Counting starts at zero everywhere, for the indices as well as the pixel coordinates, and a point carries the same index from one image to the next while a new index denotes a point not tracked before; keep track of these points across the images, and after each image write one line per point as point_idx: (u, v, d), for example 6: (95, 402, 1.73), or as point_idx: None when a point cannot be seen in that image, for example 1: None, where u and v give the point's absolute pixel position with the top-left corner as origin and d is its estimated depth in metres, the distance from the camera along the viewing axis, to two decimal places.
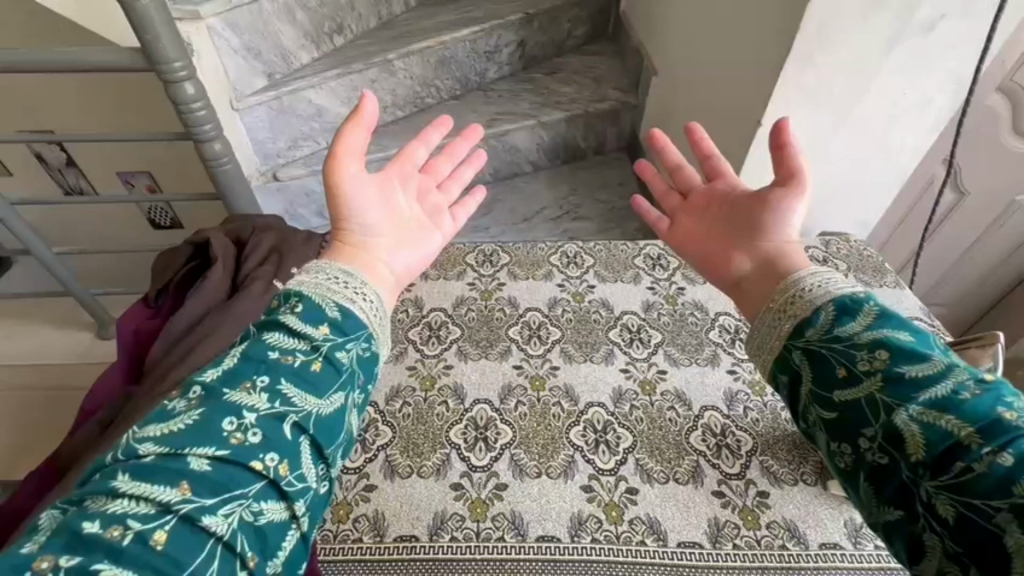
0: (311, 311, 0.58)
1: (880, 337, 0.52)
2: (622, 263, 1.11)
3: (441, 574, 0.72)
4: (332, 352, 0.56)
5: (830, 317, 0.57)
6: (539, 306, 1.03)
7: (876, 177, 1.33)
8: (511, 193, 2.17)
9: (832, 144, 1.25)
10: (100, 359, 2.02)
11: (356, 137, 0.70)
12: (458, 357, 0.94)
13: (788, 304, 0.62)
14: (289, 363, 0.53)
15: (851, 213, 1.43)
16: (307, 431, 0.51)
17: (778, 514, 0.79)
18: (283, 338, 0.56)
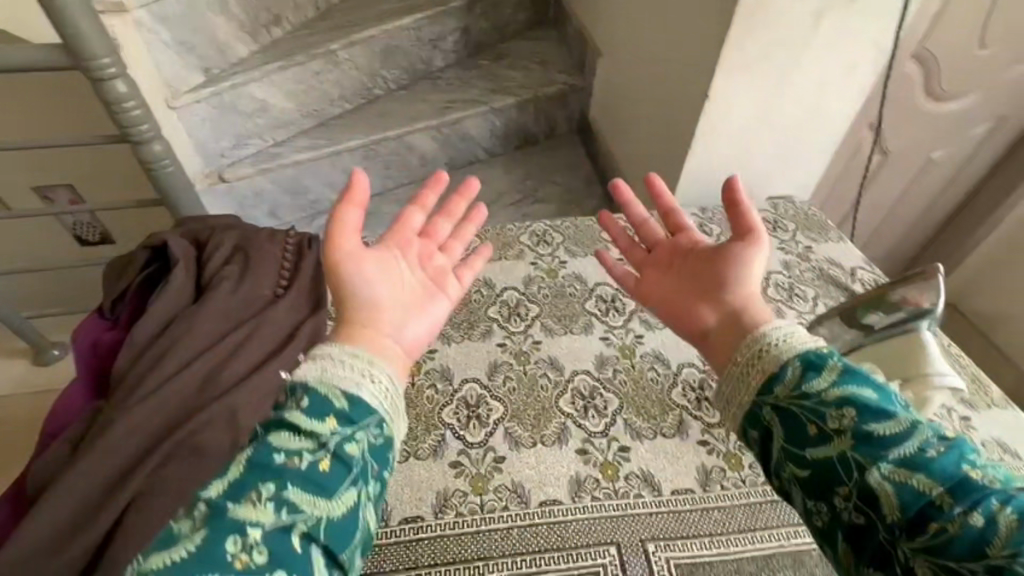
0: (319, 404, 0.56)
1: (845, 393, 0.54)
2: (590, 238, 1.14)
3: (450, 549, 0.72)
4: (341, 448, 0.54)
5: (797, 372, 0.58)
6: (515, 284, 1.04)
7: (812, 143, 1.42)
8: (468, 180, 2.16)
9: (772, 113, 1.32)
10: (40, 387, 1.86)
11: (353, 219, 0.73)
12: (442, 342, 0.94)
13: (755, 358, 0.63)
14: (296, 467, 0.51)
15: (789, 179, 1.50)
16: (318, 537, 0.50)
17: (758, 455, 0.83)
18: (290, 440, 0.53)
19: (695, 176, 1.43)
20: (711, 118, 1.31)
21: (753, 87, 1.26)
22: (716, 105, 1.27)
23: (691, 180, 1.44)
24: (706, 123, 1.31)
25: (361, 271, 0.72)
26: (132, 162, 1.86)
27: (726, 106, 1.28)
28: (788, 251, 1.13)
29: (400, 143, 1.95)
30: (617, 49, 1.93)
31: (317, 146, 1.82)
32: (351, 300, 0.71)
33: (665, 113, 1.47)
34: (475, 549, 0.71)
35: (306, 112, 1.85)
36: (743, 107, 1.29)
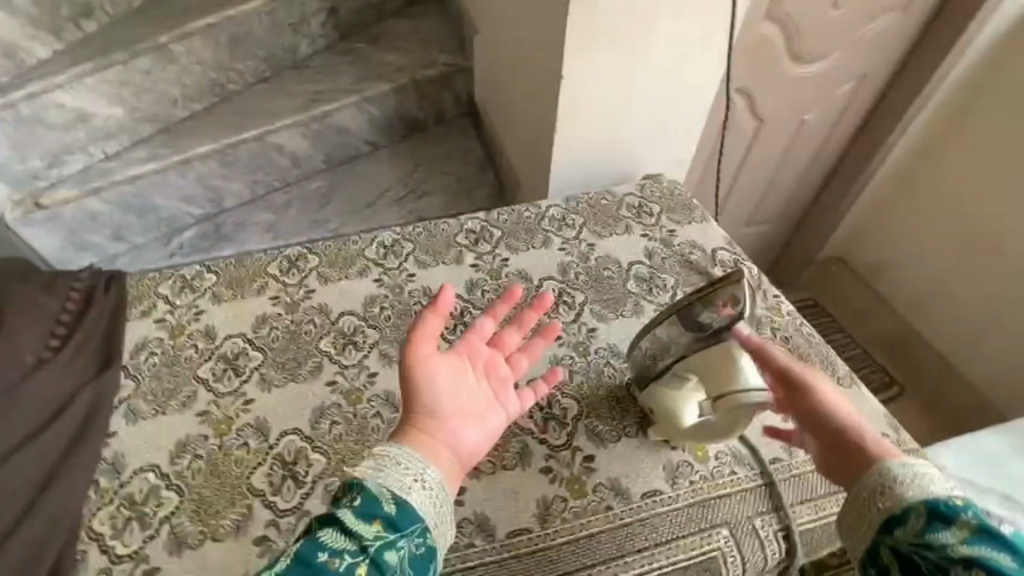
0: (368, 503, 0.54)
1: (978, 555, 0.47)
2: (444, 243, 1.05)
3: None
4: (380, 554, 0.52)
5: (918, 523, 0.52)
6: (354, 308, 0.93)
7: (684, 124, 1.29)
8: (351, 177, 1.99)
9: (639, 89, 1.19)
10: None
11: (433, 329, 0.63)
12: (260, 388, 0.81)
13: (873, 497, 0.56)
14: (335, 568, 0.50)
15: (662, 168, 1.38)
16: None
17: (603, 475, 0.72)
18: (335, 535, 0.52)
19: (567, 164, 1.30)
20: (568, 99, 1.17)
21: (611, 60, 1.12)
22: (573, 83, 1.14)
23: (564, 168, 1.30)
24: (567, 104, 1.18)
25: (437, 382, 0.62)
26: None
27: (585, 83, 1.15)
28: (651, 237, 1.08)
29: (262, 144, 1.76)
30: (490, 25, 1.80)
31: (157, 156, 1.61)
32: (417, 409, 0.61)
33: (533, 95, 1.33)
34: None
35: (142, 117, 1.61)
36: (604, 83, 1.16)
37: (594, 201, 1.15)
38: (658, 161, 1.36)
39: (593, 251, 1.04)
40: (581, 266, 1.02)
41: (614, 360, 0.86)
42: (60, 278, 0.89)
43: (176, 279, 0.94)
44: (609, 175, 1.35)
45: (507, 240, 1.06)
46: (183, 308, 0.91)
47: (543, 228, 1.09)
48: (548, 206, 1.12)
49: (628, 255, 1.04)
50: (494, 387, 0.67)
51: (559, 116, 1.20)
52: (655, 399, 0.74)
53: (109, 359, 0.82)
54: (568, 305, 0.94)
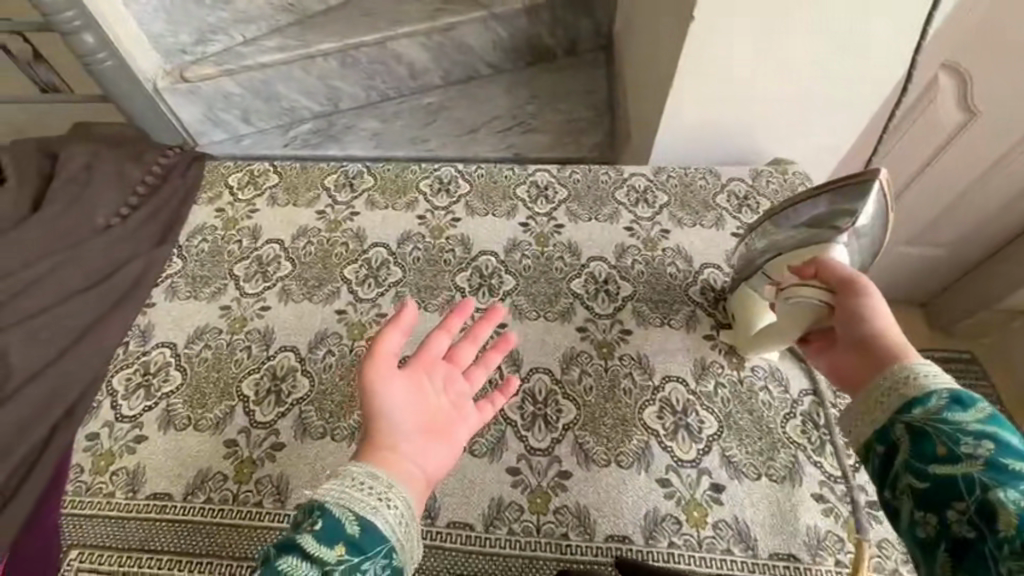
0: (330, 528, 0.45)
1: (985, 429, 0.39)
2: (501, 193, 0.96)
3: (179, 538, 0.62)
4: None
5: (937, 401, 0.43)
6: (387, 241, 0.89)
7: (844, 100, 1.00)
8: (462, 99, 1.91)
9: (790, 48, 0.91)
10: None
11: (395, 342, 0.52)
12: (278, 298, 0.82)
13: (892, 390, 0.46)
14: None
15: (797, 149, 1.11)
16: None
17: (572, 499, 0.64)
18: (294, 561, 0.44)
19: (676, 127, 1.07)
20: (698, 52, 0.92)
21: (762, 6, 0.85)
22: (705, 33, 0.89)
23: (672, 130, 1.08)
24: (690, 59, 0.93)
25: (396, 397, 0.52)
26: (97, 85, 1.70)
27: (722, 36, 0.89)
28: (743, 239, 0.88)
29: (383, 50, 1.75)
30: None
31: (288, 47, 1.67)
32: (381, 430, 0.51)
33: (659, 35, 1.08)
34: (204, 544, 0.62)
35: (280, 6, 1.68)
36: (745, 37, 0.89)
37: (689, 179, 0.96)
38: (793, 139, 1.08)
39: (664, 240, 0.88)
40: (642, 253, 0.87)
41: (637, 374, 0.73)
42: (144, 149, 0.96)
43: (245, 172, 0.98)
44: (725, 145, 1.11)
45: (570, 203, 0.94)
46: (242, 204, 0.94)
47: (617, 200, 0.94)
48: (631, 173, 0.96)
49: (705, 255, 0.86)
50: (460, 400, 0.57)
51: (677, 70, 0.96)
52: (740, 303, 0.74)
53: (167, 235, 0.88)
54: (608, 296, 0.82)
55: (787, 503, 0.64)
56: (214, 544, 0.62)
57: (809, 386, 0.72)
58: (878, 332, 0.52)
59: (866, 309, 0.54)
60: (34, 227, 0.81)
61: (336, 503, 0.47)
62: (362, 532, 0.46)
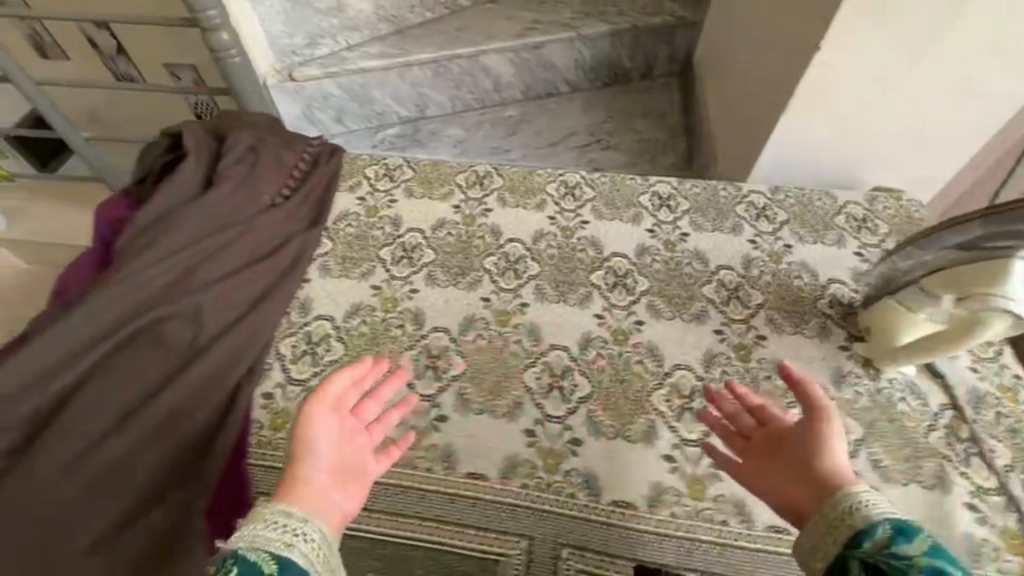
0: (247, 572, 0.43)
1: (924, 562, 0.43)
2: (625, 200, 1.00)
3: (363, 494, 0.69)
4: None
5: (883, 533, 0.46)
6: (521, 237, 0.94)
7: (950, 132, 1.07)
8: (541, 114, 1.98)
9: (914, 70, 0.96)
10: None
11: (337, 386, 0.58)
12: (426, 283, 0.88)
13: (838, 522, 0.49)
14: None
15: (898, 175, 1.18)
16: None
17: (729, 488, 0.68)
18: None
19: (786, 138, 1.13)
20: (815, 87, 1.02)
21: (895, 27, 0.91)
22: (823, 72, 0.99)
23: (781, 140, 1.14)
24: (815, 73, 0.99)
25: (323, 437, 0.55)
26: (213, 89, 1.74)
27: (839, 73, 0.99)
28: (865, 259, 0.92)
29: (474, 63, 1.83)
30: None
31: (388, 55, 1.76)
32: (293, 470, 0.53)
33: (768, 50, 1.14)
34: (386, 501, 0.68)
35: (383, 16, 1.78)
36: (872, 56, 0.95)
37: (808, 199, 1.00)
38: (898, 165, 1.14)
39: (788, 254, 0.92)
40: (768, 265, 0.90)
41: (777, 378, 0.77)
42: (295, 139, 1.02)
43: (382, 164, 1.05)
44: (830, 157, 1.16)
45: (692, 214, 0.98)
46: (381, 193, 1.01)
47: (737, 214, 0.98)
48: (750, 190, 1.01)
49: (830, 272, 0.90)
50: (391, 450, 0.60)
51: (798, 83, 1.02)
52: (884, 313, 0.75)
53: (319, 218, 0.93)
54: (741, 302, 0.86)
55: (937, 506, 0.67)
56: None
57: (948, 402, 0.74)
58: (828, 451, 0.55)
59: (814, 426, 0.56)
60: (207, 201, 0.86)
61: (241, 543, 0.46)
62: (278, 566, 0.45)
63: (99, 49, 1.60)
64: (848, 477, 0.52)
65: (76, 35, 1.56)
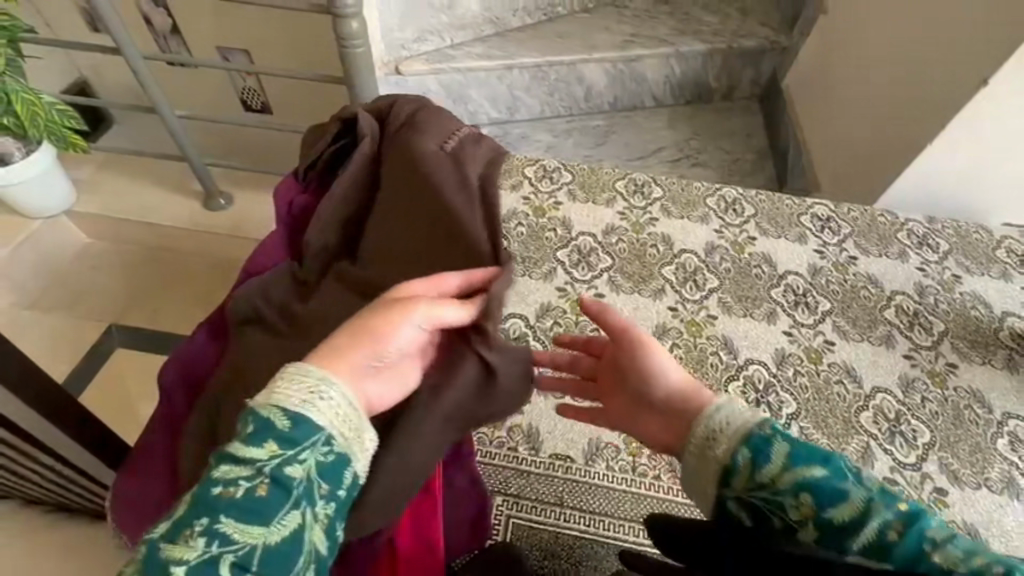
0: (258, 428, 0.45)
1: (800, 478, 0.44)
2: (787, 218, 1.00)
3: (592, 497, 0.68)
4: (280, 471, 0.44)
5: (743, 458, 0.47)
6: (694, 249, 0.94)
7: None
8: (627, 125, 1.98)
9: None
10: (198, 228, 1.85)
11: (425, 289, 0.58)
12: (610, 288, 0.88)
13: (702, 452, 0.50)
14: (230, 497, 0.43)
15: None
16: (250, 569, 0.41)
17: (957, 514, 0.69)
18: (227, 468, 0.44)
19: (936, 164, 1.14)
20: (965, 127, 1.06)
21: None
22: (977, 114, 1.04)
23: (930, 163, 1.14)
24: (986, 97, 1.01)
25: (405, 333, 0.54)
26: (321, 94, 1.69)
27: (992, 114, 1.04)
28: None
29: (571, 71, 1.84)
30: (845, 4, 1.63)
31: (489, 56, 1.76)
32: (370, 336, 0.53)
33: (903, 81, 1.17)
34: (619, 508, 0.68)
35: (488, 18, 1.80)
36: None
37: (964, 232, 1.01)
38: None
39: (959, 284, 0.93)
40: (943, 294, 0.91)
41: (977, 406, 0.77)
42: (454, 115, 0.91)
43: (540, 166, 1.05)
44: (974, 185, 1.17)
45: (856, 238, 0.98)
46: (544, 195, 1.01)
47: (901, 240, 0.98)
48: (908, 218, 1.01)
49: (1003, 304, 0.91)
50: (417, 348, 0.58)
51: (961, 111, 1.04)
52: None
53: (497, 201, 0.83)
54: (924, 329, 0.86)
55: None
56: (626, 509, 0.68)
57: None
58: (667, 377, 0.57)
59: (643, 353, 0.59)
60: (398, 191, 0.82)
61: (259, 403, 0.46)
62: (294, 426, 0.45)
63: (152, 26, 1.67)
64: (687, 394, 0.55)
65: (133, 10, 1.63)
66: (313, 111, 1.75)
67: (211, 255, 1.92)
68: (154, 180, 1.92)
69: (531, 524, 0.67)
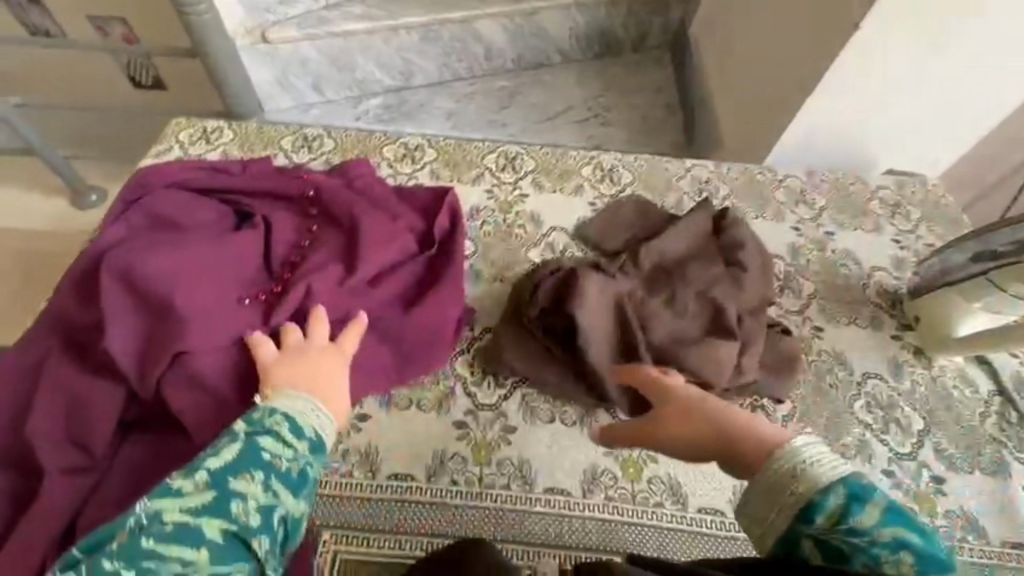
0: (293, 426, 0.54)
1: (899, 536, 0.41)
2: (665, 184, 0.96)
3: (436, 518, 0.61)
4: (313, 466, 0.54)
5: (835, 503, 0.42)
6: (565, 225, 0.88)
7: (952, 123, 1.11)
8: (534, 84, 1.87)
9: (937, 56, 0.98)
10: (69, 231, 1.69)
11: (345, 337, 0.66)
12: (468, 278, 0.80)
13: (781, 488, 0.45)
14: (277, 464, 0.52)
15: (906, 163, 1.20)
16: (277, 530, 0.50)
17: None
18: (275, 442, 0.53)
19: (810, 121, 1.12)
20: (833, 83, 1.03)
21: (907, 41, 0.95)
22: (842, 69, 1.01)
23: (796, 137, 1.15)
24: (829, 84, 1.03)
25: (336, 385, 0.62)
26: (177, 72, 1.50)
27: (857, 70, 1.01)
28: (903, 245, 0.92)
29: (465, 29, 1.71)
30: None
31: (374, 17, 1.62)
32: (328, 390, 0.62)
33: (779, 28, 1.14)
34: (465, 527, 0.61)
35: None
36: (886, 68, 1.00)
37: (839, 184, 0.99)
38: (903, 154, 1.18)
39: (832, 241, 0.91)
40: (815, 253, 0.89)
41: (839, 369, 0.76)
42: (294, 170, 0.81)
43: (400, 144, 0.96)
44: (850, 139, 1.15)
45: (734, 200, 0.95)
46: (404, 177, 0.93)
47: (777, 199, 0.96)
48: (787, 174, 0.99)
49: (873, 259, 0.90)
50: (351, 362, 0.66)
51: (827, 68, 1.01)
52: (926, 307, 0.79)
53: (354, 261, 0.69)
54: (794, 292, 0.84)
55: (994, 486, 0.70)
56: (471, 525, 0.61)
57: (995, 386, 0.78)
58: None
59: None
60: (280, 171, 0.80)
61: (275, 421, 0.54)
62: (315, 440, 0.55)
63: None
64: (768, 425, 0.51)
65: None
66: (174, 89, 1.54)
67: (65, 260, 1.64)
68: (7, 179, 1.72)
69: (362, 558, 0.59)
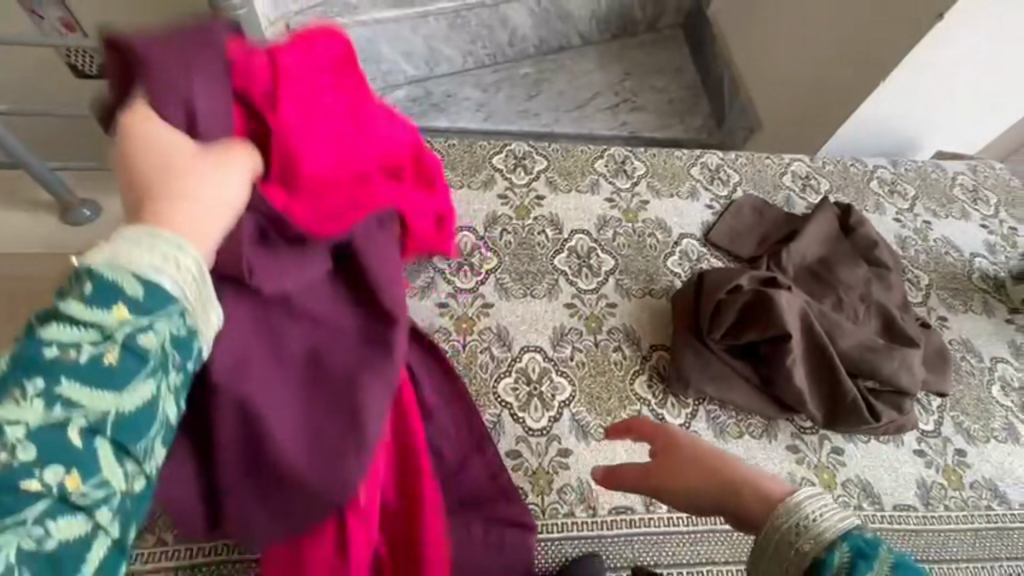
0: (103, 287, 0.32)
1: None
2: (770, 181, 0.97)
3: (661, 547, 0.63)
4: (136, 336, 0.32)
5: (841, 560, 0.40)
6: (692, 232, 0.88)
7: (994, 105, 1.22)
8: (559, 69, 1.79)
9: (995, 46, 1.08)
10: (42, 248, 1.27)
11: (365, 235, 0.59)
12: (620, 294, 0.79)
13: (786, 543, 0.43)
14: (70, 359, 0.31)
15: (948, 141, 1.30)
16: (100, 437, 0.31)
17: (980, 473, 0.71)
18: (59, 326, 0.32)
19: (873, 109, 1.18)
20: (903, 73, 1.10)
21: (972, 36, 1.05)
22: (912, 62, 1.08)
23: (854, 127, 1.23)
24: (897, 76, 1.11)
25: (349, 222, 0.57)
26: None
27: (924, 62, 1.09)
28: (990, 230, 0.98)
29: (493, 13, 1.63)
30: None
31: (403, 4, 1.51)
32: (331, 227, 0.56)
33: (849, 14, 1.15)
34: (691, 553, 0.62)
35: None
36: (953, 56, 1.08)
37: (924, 172, 1.03)
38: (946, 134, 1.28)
39: (931, 230, 0.96)
40: (920, 243, 0.93)
41: (970, 356, 0.81)
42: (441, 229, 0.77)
43: (508, 153, 0.89)
44: (907, 121, 1.23)
45: (835, 194, 0.98)
46: (520, 188, 0.87)
47: (874, 191, 0.99)
48: (877, 166, 1.01)
49: (968, 245, 0.95)
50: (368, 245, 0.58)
51: (902, 60, 1.08)
52: None
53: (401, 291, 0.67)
54: (914, 285, 0.88)
55: None
56: (701, 552, 0.63)
57: None
58: None
59: None
60: None
61: (100, 258, 0.33)
62: (145, 285, 0.33)
63: None
64: (769, 478, 0.49)
65: None
66: None
67: (39, 293, 1.32)
68: None
69: None
